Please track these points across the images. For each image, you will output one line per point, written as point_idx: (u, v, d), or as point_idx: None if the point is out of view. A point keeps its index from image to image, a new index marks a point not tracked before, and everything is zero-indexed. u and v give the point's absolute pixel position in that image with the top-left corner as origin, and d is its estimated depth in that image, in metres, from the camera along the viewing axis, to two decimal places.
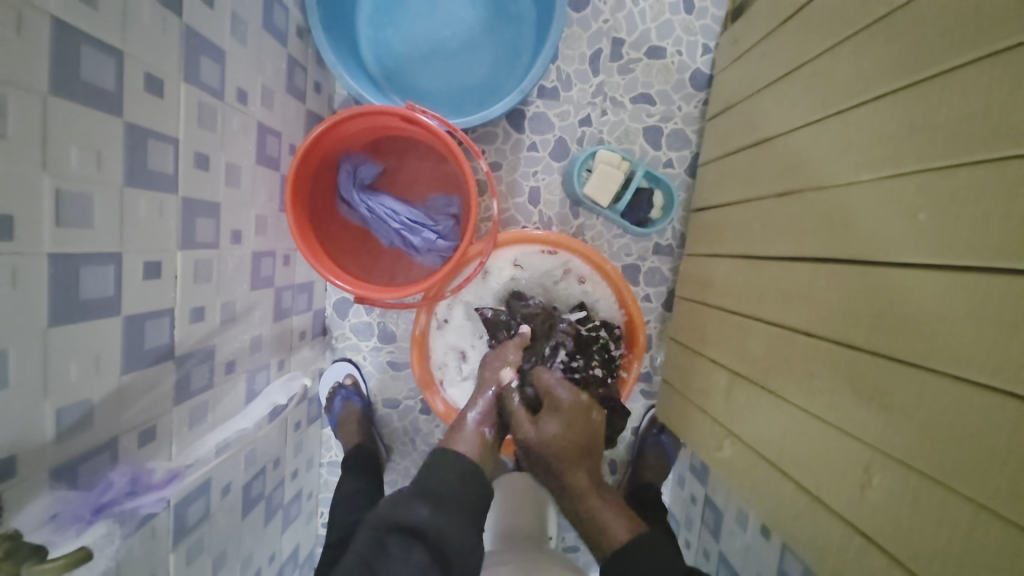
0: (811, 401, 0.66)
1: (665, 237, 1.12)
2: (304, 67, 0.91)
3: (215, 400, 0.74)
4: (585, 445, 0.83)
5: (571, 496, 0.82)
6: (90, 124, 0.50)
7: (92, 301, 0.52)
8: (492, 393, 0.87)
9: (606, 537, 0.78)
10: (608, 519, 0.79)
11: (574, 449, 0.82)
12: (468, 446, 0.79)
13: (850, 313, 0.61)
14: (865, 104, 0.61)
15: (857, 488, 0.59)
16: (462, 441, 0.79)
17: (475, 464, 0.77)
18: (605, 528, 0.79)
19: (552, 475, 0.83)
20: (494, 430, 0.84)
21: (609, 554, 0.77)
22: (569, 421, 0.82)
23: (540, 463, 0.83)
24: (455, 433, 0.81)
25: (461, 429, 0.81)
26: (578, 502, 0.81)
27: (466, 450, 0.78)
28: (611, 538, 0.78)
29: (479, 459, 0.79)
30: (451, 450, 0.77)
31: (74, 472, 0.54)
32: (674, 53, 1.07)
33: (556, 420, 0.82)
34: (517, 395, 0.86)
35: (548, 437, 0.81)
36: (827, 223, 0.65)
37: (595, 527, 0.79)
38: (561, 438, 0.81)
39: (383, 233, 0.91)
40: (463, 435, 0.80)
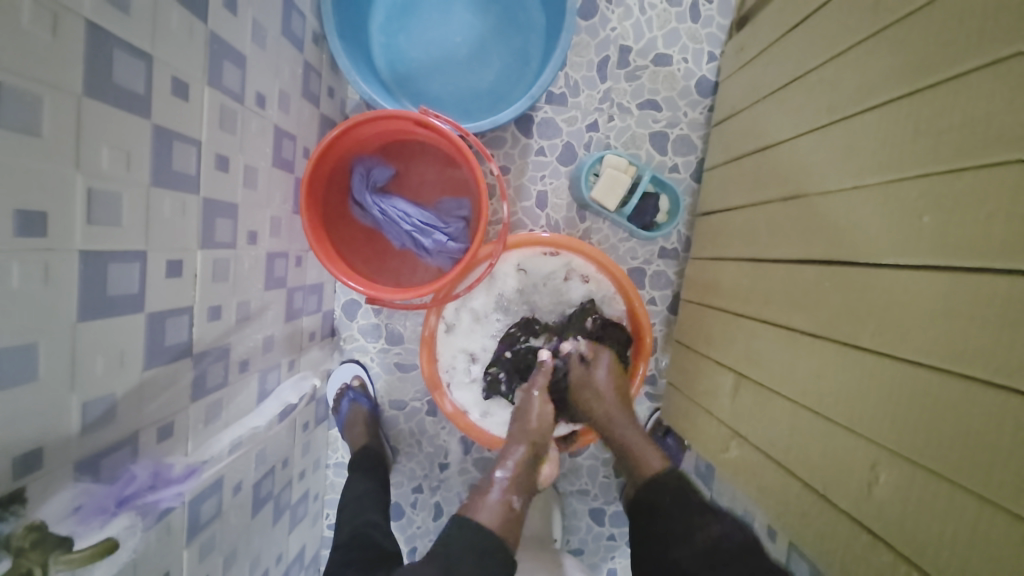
0: (818, 400, 0.67)
1: (671, 241, 1.13)
2: (318, 72, 0.93)
3: (229, 398, 0.75)
4: (624, 397, 0.92)
5: (615, 437, 0.88)
6: (120, 124, 0.51)
7: (118, 297, 0.53)
8: (517, 454, 0.84)
9: (640, 466, 0.83)
10: (642, 449, 0.85)
11: (620, 395, 0.92)
12: (492, 518, 0.75)
13: (855, 310, 0.62)
14: (869, 110, 0.62)
15: (864, 485, 0.60)
16: (484, 514, 0.75)
17: (499, 537, 0.74)
18: (638, 458, 0.84)
19: (592, 405, 0.92)
20: (523, 497, 0.80)
21: (644, 483, 0.81)
22: (613, 366, 0.95)
23: (586, 400, 0.93)
24: (477, 502, 0.78)
25: (486, 498, 0.78)
26: (617, 433, 0.88)
27: (489, 520, 0.75)
28: (642, 464, 0.83)
29: (501, 532, 0.75)
30: (472, 520, 0.75)
31: (97, 466, 0.55)
32: (680, 61, 1.09)
33: (608, 368, 0.93)
34: (575, 356, 0.97)
35: (599, 378, 0.92)
36: (832, 226, 0.66)
37: (629, 458, 0.85)
38: (613, 378, 0.93)
39: (395, 235, 0.92)
40: (487, 503, 0.77)
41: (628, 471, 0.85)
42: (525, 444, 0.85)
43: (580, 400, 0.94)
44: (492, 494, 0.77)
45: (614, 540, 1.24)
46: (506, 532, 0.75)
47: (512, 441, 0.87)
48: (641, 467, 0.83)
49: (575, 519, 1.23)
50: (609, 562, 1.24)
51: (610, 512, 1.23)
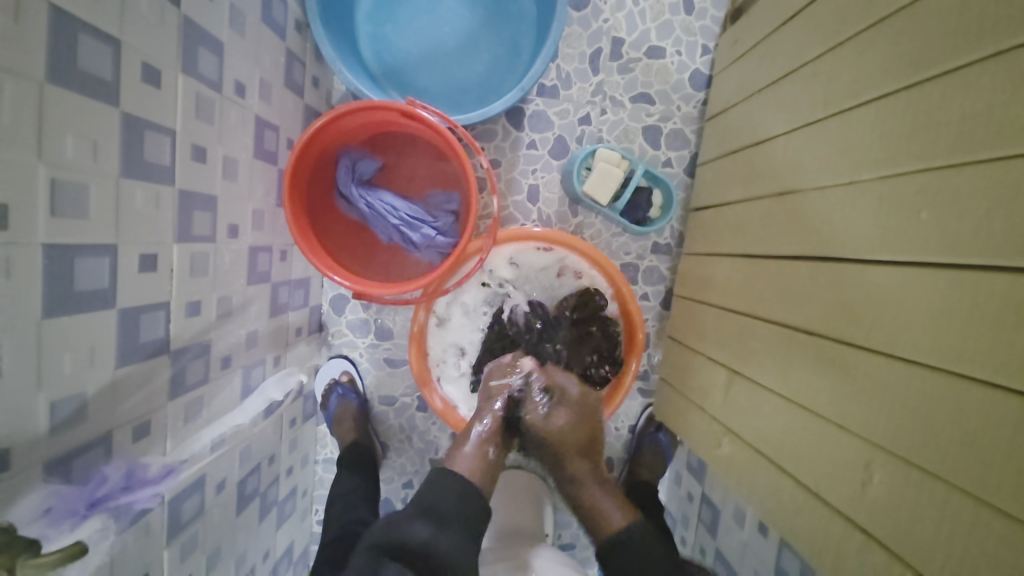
0: (812, 398, 0.66)
1: (664, 236, 1.12)
2: (302, 61, 0.91)
3: (210, 395, 0.73)
4: (586, 445, 0.87)
5: (576, 486, 0.85)
6: (86, 112, 0.49)
7: (87, 293, 0.51)
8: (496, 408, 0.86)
9: (601, 523, 0.82)
10: (604, 508, 0.83)
11: (577, 447, 0.86)
12: (467, 466, 0.78)
13: (851, 308, 0.61)
14: (866, 104, 0.61)
15: (857, 485, 0.59)
16: (458, 463, 0.79)
17: (474, 486, 0.77)
18: (601, 517, 0.83)
19: (552, 452, 0.86)
20: (498, 448, 0.83)
21: (604, 542, 0.81)
22: (580, 407, 0.88)
23: (546, 450, 0.87)
24: (456, 453, 0.80)
25: (462, 450, 0.81)
26: (585, 492, 0.84)
27: (465, 470, 0.78)
28: (607, 524, 0.82)
29: (478, 480, 0.78)
30: (449, 470, 0.77)
31: (68, 466, 0.53)
32: (673, 53, 1.07)
33: (566, 412, 0.86)
34: (536, 383, 0.87)
35: (558, 427, 0.85)
36: (827, 222, 0.65)
37: (591, 516, 0.84)
38: (571, 428, 0.86)
39: (383, 229, 0.90)
40: (464, 454, 0.80)
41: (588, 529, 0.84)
42: (505, 395, 0.87)
43: (552, 451, 0.87)
44: (469, 443, 0.81)
45: None
46: (477, 475, 0.78)
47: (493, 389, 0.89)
48: (605, 527, 0.82)
49: (567, 515, 1.23)
50: None
51: None
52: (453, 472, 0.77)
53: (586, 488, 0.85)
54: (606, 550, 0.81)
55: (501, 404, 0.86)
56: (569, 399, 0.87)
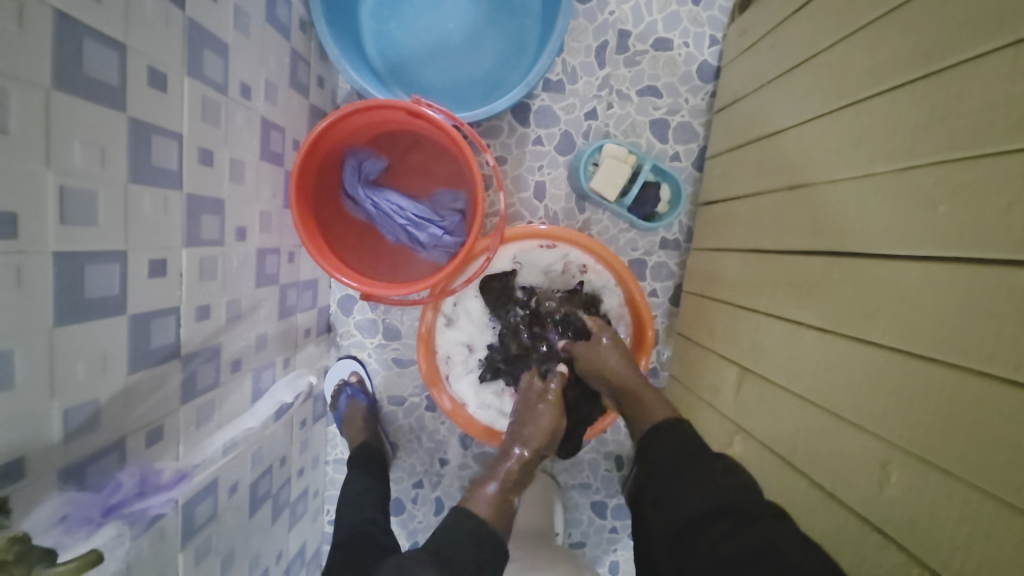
0: (825, 396, 0.65)
1: (672, 231, 1.11)
2: (307, 61, 0.90)
3: (221, 398, 0.73)
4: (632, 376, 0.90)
5: (626, 394, 0.85)
6: (93, 116, 0.49)
7: (98, 300, 0.51)
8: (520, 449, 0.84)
9: (646, 415, 0.80)
10: (649, 401, 0.82)
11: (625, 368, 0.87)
12: (485, 508, 0.77)
13: (866, 304, 0.60)
14: (881, 95, 0.59)
15: (874, 484, 0.58)
16: (477, 505, 0.77)
17: (490, 526, 0.75)
18: (646, 410, 0.81)
19: (601, 379, 0.90)
20: (517, 493, 0.82)
21: (652, 429, 0.78)
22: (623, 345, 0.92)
23: (591, 373, 0.91)
24: (477, 493, 0.79)
25: (484, 489, 0.79)
26: (625, 393, 0.85)
27: (483, 513, 0.76)
28: (652, 416, 0.79)
29: (496, 523, 0.76)
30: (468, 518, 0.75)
31: (82, 473, 0.53)
32: (681, 45, 1.05)
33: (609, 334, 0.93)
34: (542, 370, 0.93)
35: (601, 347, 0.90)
36: (840, 216, 0.64)
37: (636, 411, 0.82)
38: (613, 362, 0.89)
39: (389, 229, 0.89)
40: (483, 496, 0.78)
41: (632, 421, 0.82)
42: (532, 447, 0.84)
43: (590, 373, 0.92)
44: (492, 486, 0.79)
45: (617, 533, 1.23)
46: (496, 519, 0.77)
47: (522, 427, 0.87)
48: (650, 419, 0.80)
49: (578, 512, 1.23)
50: (611, 555, 1.24)
51: (612, 506, 1.22)
52: (475, 517, 0.75)
53: (641, 391, 0.84)
54: (647, 442, 0.77)
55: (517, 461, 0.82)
56: (609, 331, 0.94)
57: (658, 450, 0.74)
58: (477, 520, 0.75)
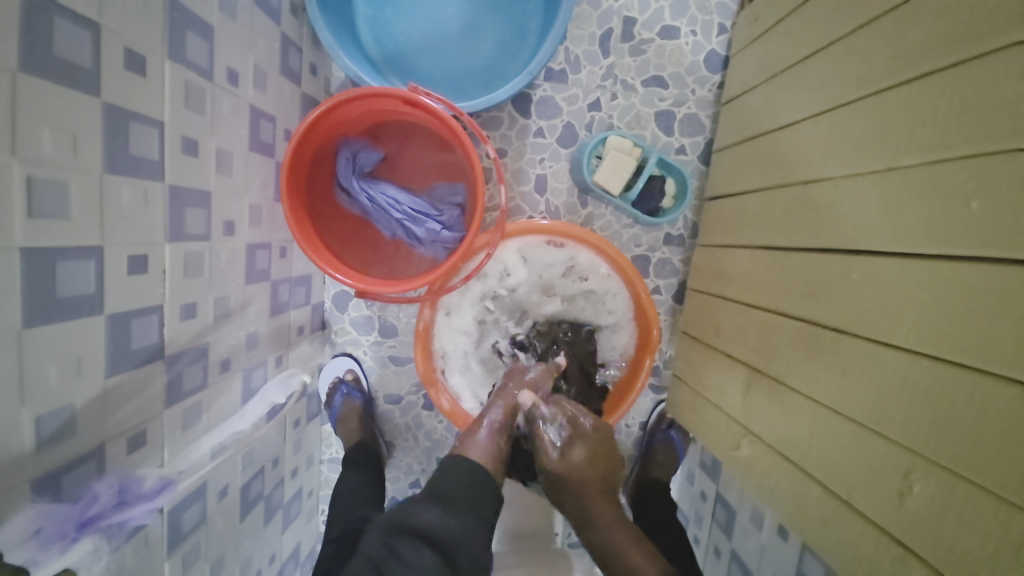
0: (841, 400, 0.62)
1: (676, 227, 1.08)
2: (299, 47, 0.86)
3: (209, 400, 0.70)
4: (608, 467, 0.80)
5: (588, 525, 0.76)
6: (63, 100, 0.45)
7: (70, 299, 0.48)
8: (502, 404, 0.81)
9: (623, 561, 0.72)
10: (625, 549, 0.73)
11: (601, 463, 0.80)
12: (481, 453, 0.75)
13: (887, 306, 0.57)
14: (905, 86, 0.56)
15: (895, 495, 0.55)
16: (473, 449, 0.75)
17: (487, 472, 0.74)
18: (626, 558, 0.72)
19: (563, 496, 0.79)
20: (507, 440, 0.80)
21: None
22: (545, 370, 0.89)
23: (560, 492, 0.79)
24: (470, 438, 0.77)
25: (475, 435, 0.78)
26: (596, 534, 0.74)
27: (478, 457, 0.75)
28: (631, 567, 0.71)
29: (491, 469, 0.75)
30: (463, 459, 0.74)
31: (58, 484, 0.50)
32: (688, 34, 1.01)
33: (584, 446, 0.79)
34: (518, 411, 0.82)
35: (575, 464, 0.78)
36: (856, 213, 0.62)
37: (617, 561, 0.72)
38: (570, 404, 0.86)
39: (385, 223, 0.86)
40: (477, 441, 0.77)
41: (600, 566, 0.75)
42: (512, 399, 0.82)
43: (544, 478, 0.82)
44: (484, 431, 0.77)
45: None
46: (490, 464, 0.75)
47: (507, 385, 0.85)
48: (627, 570, 0.71)
49: None
50: None
51: None
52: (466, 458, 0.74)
53: (611, 530, 0.74)
54: None
55: (500, 412, 0.80)
56: (587, 432, 0.81)
57: None
58: (472, 463, 0.74)
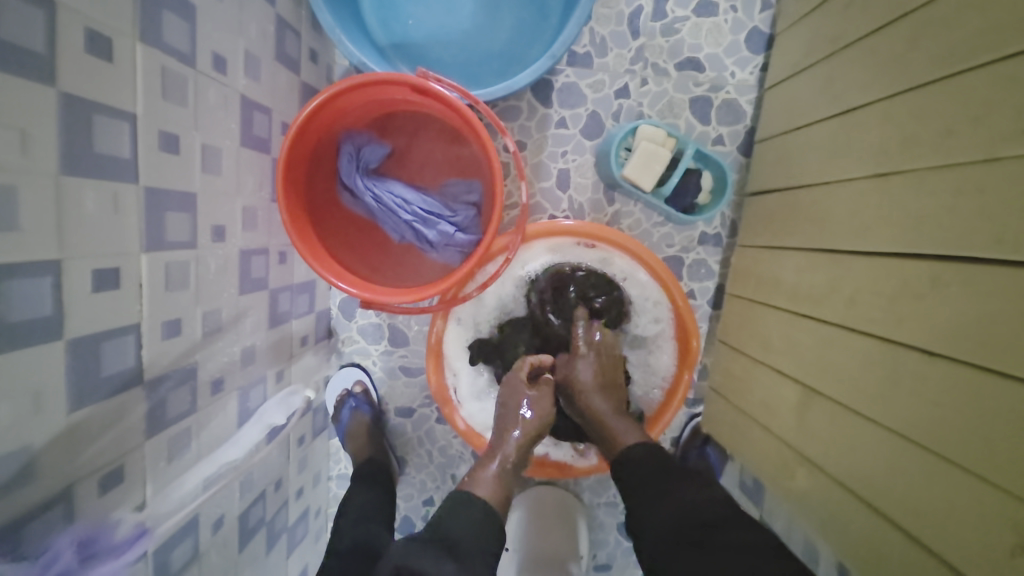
0: (930, 435, 0.52)
1: (713, 225, 0.98)
2: (297, 32, 0.78)
3: (200, 425, 0.63)
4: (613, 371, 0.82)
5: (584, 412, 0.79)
6: (4, 89, 0.38)
7: (22, 325, 0.41)
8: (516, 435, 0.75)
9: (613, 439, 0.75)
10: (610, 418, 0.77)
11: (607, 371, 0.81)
12: (489, 491, 0.69)
13: (996, 326, 0.46)
14: (1017, 57, 0.46)
15: (1006, 556, 0.45)
16: (481, 488, 0.69)
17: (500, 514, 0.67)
18: (607, 428, 0.76)
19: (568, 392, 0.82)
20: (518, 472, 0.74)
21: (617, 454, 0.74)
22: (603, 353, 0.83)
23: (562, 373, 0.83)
24: (474, 477, 0.71)
25: (483, 471, 0.71)
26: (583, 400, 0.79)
27: (487, 495, 0.68)
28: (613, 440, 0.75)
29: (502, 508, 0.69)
30: (478, 498, 0.67)
31: (16, 537, 0.43)
32: (727, 10, 0.91)
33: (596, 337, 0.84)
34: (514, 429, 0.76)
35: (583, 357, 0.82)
36: (953, 214, 0.51)
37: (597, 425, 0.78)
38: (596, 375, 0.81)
39: (393, 226, 0.78)
40: (484, 478, 0.70)
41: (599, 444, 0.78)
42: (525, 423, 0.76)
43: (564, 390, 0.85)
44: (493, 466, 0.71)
45: None
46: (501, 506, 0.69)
47: (509, 407, 0.78)
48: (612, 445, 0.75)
49: (602, 533, 1.12)
50: None
51: None
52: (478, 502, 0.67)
53: (612, 419, 0.77)
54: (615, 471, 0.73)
55: (517, 434, 0.76)
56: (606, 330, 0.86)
57: (634, 472, 0.70)
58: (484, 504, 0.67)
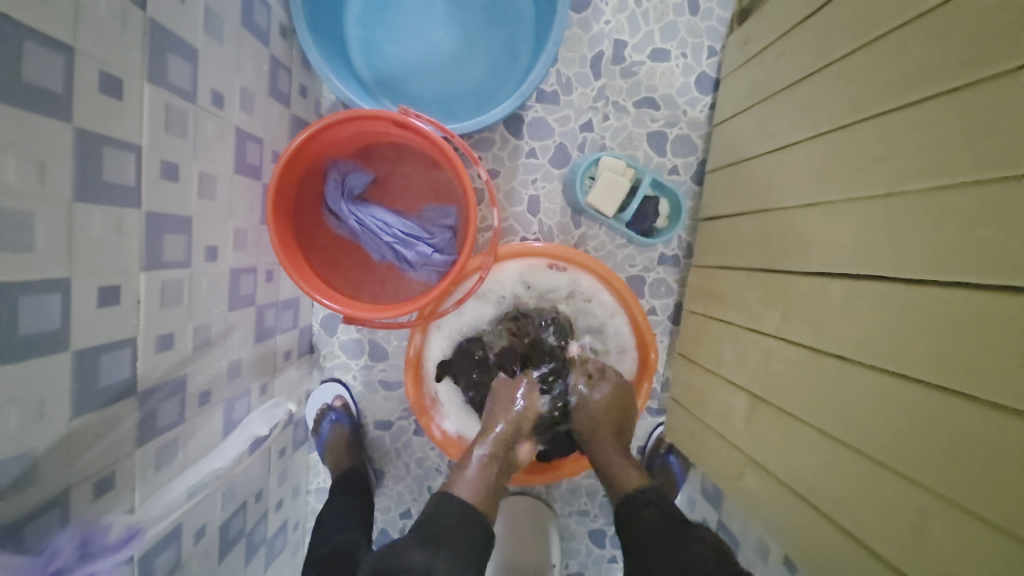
0: (848, 431, 0.60)
1: (671, 247, 1.06)
2: (287, 68, 0.85)
3: (187, 435, 0.66)
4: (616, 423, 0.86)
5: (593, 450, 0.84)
6: (28, 127, 0.42)
7: (33, 337, 0.44)
8: (492, 435, 0.79)
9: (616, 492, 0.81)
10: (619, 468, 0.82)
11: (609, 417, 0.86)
12: (471, 493, 0.73)
13: (895, 335, 0.55)
14: (904, 109, 0.55)
15: (910, 534, 0.52)
16: (460, 488, 0.73)
17: (478, 510, 0.72)
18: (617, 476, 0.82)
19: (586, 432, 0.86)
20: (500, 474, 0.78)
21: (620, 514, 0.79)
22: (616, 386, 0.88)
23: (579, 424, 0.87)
24: (457, 474, 0.75)
25: (463, 473, 0.75)
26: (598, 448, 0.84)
27: (467, 496, 0.72)
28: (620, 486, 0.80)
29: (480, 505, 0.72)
30: (452, 497, 0.72)
31: (15, 536, 0.46)
32: (678, 56, 1.02)
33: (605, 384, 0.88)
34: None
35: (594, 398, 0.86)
36: (862, 239, 0.60)
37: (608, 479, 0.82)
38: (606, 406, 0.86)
39: (375, 247, 0.84)
40: (464, 478, 0.74)
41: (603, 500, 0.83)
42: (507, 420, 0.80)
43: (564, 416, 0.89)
44: (472, 466, 0.75)
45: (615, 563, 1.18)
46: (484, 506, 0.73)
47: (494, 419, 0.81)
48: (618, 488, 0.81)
49: (575, 543, 1.17)
50: None
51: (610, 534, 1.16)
52: (456, 497, 0.72)
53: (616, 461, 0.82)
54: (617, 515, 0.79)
55: (500, 429, 0.80)
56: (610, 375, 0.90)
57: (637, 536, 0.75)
58: (462, 502, 0.71)
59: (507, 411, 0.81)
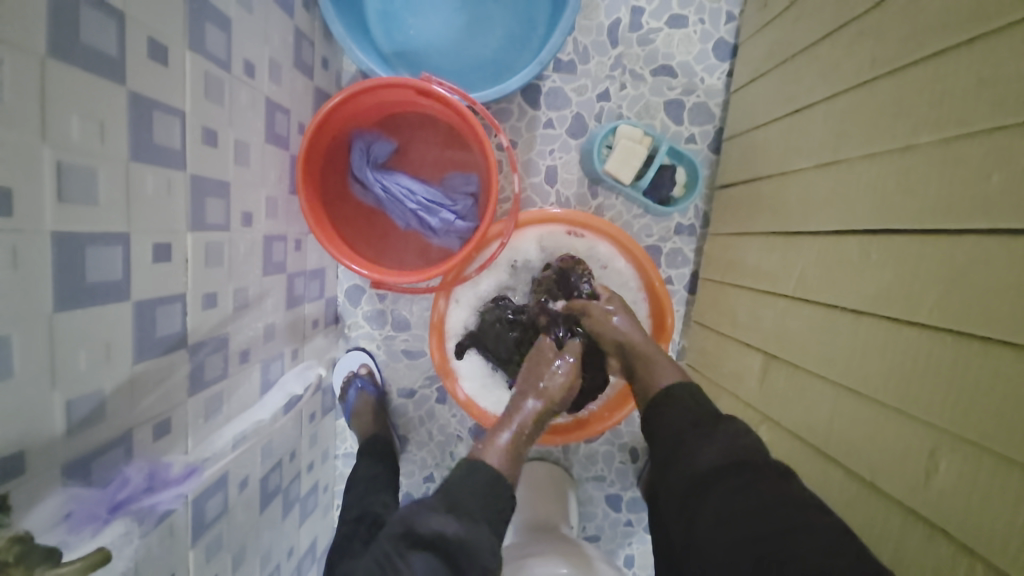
0: (862, 381, 0.62)
1: (688, 216, 1.08)
2: (311, 41, 0.87)
3: (230, 390, 0.70)
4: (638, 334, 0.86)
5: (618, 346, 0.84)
6: (89, 88, 0.45)
7: (99, 285, 0.48)
8: (529, 407, 0.78)
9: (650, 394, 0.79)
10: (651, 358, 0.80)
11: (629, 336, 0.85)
12: (499, 459, 0.73)
13: (908, 285, 0.56)
14: (921, 63, 0.56)
15: (921, 474, 0.54)
16: (491, 455, 0.73)
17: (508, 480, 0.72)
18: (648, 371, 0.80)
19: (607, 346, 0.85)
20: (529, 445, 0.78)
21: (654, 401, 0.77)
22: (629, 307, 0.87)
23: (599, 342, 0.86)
24: (488, 442, 0.75)
25: (496, 439, 0.75)
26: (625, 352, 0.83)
27: (499, 463, 0.73)
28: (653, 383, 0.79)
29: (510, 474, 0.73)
30: (481, 465, 0.72)
31: (87, 468, 0.50)
32: (696, 22, 1.02)
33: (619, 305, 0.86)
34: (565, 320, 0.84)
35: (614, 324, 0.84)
36: (877, 194, 0.61)
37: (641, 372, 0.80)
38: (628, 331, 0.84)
39: (400, 214, 0.86)
40: (497, 446, 0.74)
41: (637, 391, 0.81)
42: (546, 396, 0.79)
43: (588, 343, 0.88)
44: (503, 437, 0.75)
45: (631, 526, 1.22)
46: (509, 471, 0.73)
47: (529, 378, 0.82)
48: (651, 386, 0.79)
49: (592, 506, 1.21)
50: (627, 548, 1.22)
51: (628, 498, 1.20)
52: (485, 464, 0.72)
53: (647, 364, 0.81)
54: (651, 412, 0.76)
55: (535, 406, 0.79)
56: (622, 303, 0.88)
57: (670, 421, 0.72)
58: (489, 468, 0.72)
59: (550, 372, 0.81)
